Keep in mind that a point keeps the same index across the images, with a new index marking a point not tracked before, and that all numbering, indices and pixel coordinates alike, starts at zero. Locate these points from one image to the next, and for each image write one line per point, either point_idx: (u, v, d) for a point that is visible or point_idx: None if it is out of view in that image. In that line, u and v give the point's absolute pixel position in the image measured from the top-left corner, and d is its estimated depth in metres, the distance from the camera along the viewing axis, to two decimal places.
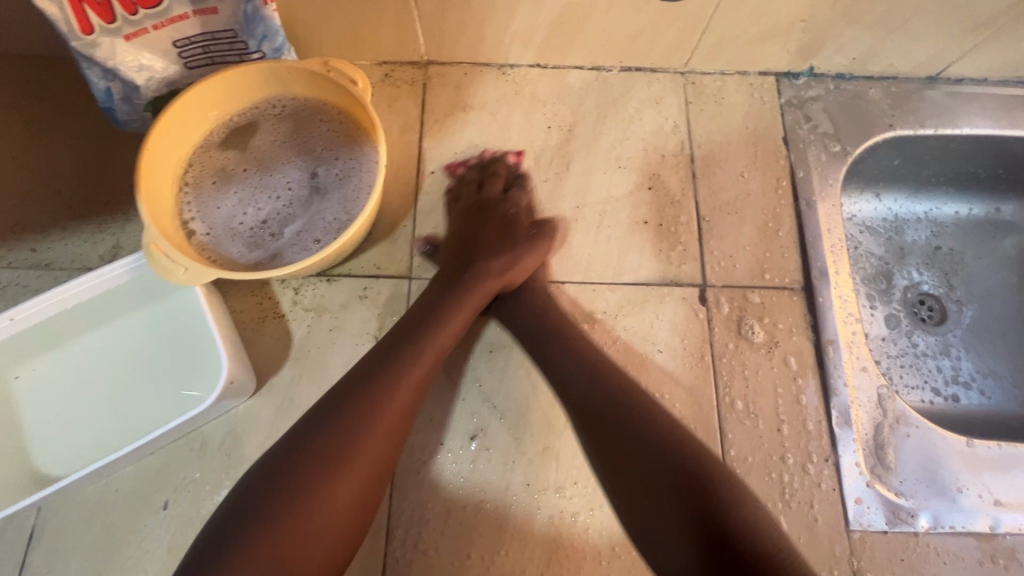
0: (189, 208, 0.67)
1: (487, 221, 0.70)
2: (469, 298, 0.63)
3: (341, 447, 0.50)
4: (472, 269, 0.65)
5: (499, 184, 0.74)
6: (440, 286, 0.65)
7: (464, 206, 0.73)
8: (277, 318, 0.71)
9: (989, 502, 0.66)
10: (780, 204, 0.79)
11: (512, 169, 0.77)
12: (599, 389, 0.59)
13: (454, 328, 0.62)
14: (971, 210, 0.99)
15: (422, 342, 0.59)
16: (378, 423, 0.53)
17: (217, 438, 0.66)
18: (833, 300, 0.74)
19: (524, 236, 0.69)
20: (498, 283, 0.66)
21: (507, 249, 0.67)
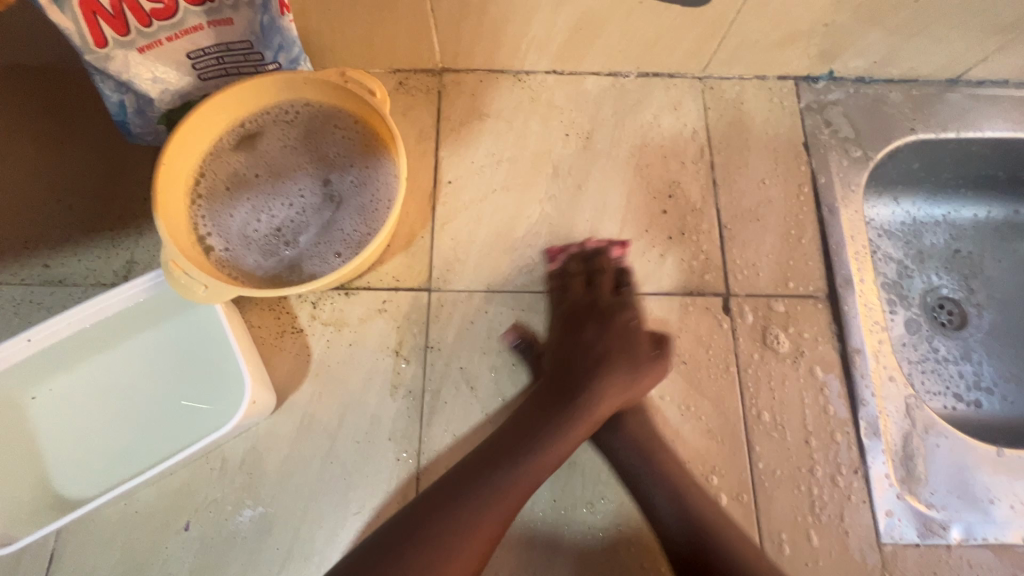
0: (204, 221, 0.66)
1: (588, 329, 0.65)
2: (580, 425, 0.59)
3: (448, 553, 0.50)
4: (573, 401, 0.60)
5: (608, 282, 0.69)
6: (532, 406, 0.60)
7: (570, 305, 0.68)
8: (295, 332, 0.70)
9: (1021, 513, 0.65)
10: (802, 211, 0.78)
11: (616, 264, 0.72)
12: (680, 492, 0.60)
13: (568, 445, 0.58)
14: (990, 213, 0.98)
15: (526, 461, 0.56)
16: (476, 537, 0.51)
17: (238, 457, 0.65)
18: (859, 308, 0.73)
19: (642, 354, 0.64)
20: (617, 401, 0.61)
21: (607, 367, 0.62)
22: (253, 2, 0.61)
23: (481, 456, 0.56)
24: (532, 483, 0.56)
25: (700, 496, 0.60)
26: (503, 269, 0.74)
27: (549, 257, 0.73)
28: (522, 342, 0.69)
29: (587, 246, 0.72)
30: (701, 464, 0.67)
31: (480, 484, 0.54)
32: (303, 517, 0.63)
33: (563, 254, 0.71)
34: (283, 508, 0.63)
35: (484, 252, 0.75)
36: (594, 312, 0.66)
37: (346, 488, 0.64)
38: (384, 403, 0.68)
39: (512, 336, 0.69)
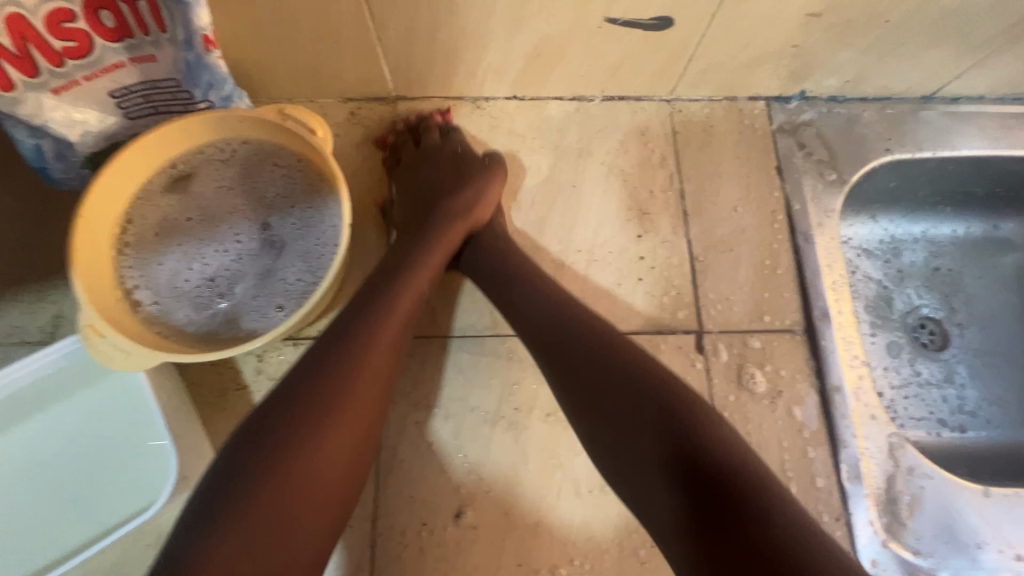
0: (130, 273, 0.61)
1: (439, 160, 0.70)
2: (434, 252, 0.60)
3: (313, 422, 0.45)
4: (439, 210, 0.64)
5: (434, 134, 0.73)
6: (407, 234, 0.64)
7: (410, 160, 0.72)
8: (239, 390, 0.65)
9: (1010, 557, 0.62)
10: (777, 239, 0.75)
11: (445, 124, 0.75)
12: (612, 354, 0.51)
13: (427, 271, 0.58)
14: (969, 230, 0.95)
15: (383, 328, 0.52)
16: (337, 410, 0.46)
17: (176, 531, 0.60)
18: (838, 342, 0.70)
19: (481, 169, 0.69)
20: (466, 228, 0.64)
21: (467, 179, 0.68)
22: (176, 39, 0.56)
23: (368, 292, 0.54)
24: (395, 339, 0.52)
25: (615, 347, 0.52)
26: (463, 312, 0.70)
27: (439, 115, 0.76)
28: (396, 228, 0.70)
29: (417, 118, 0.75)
30: None
31: (350, 349, 0.49)
32: None
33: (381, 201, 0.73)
34: None
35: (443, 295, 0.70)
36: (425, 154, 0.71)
37: None
38: None
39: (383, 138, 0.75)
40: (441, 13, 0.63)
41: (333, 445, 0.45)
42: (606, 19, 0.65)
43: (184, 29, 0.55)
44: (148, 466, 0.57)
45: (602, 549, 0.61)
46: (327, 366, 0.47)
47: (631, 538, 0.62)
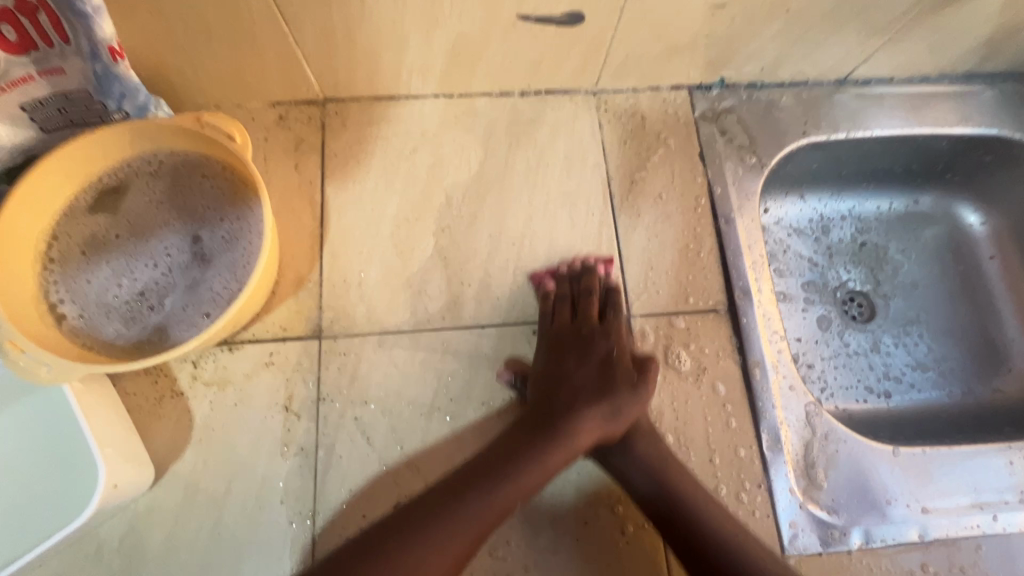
0: (57, 290, 0.60)
1: (589, 364, 0.65)
2: (561, 452, 0.60)
3: (424, 543, 0.54)
4: (569, 422, 0.61)
5: (595, 305, 0.69)
6: (529, 432, 0.61)
7: (563, 336, 0.67)
8: (175, 397, 0.66)
9: (917, 511, 0.67)
10: (699, 224, 0.78)
11: (608, 279, 0.72)
12: (663, 489, 0.62)
13: (545, 471, 0.59)
14: (892, 205, 1.00)
15: (517, 477, 0.58)
16: (446, 546, 0.54)
17: (115, 538, 0.61)
18: (758, 318, 0.73)
19: (624, 388, 0.64)
20: (595, 437, 0.62)
21: (608, 399, 0.63)
22: (81, 51, 0.55)
23: (508, 440, 0.61)
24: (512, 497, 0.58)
25: (709, 525, 0.60)
26: (396, 308, 0.71)
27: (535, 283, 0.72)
28: (517, 380, 0.68)
29: (581, 264, 0.73)
30: (608, 494, 0.65)
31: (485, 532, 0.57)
32: None
33: (511, 373, 0.68)
34: None
35: (377, 293, 0.71)
36: (577, 342, 0.66)
37: (237, 559, 0.61)
38: (274, 463, 0.64)
39: (509, 373, 0.68)
40: (354, 14, 0.64)
41: (452, 554, 0.55)
42: (517, 16, 0.67)
43: (87, 41, 0.54)
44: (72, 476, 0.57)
45: (535, 527, 0.64)
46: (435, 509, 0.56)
47: (565, 516, 0.64)
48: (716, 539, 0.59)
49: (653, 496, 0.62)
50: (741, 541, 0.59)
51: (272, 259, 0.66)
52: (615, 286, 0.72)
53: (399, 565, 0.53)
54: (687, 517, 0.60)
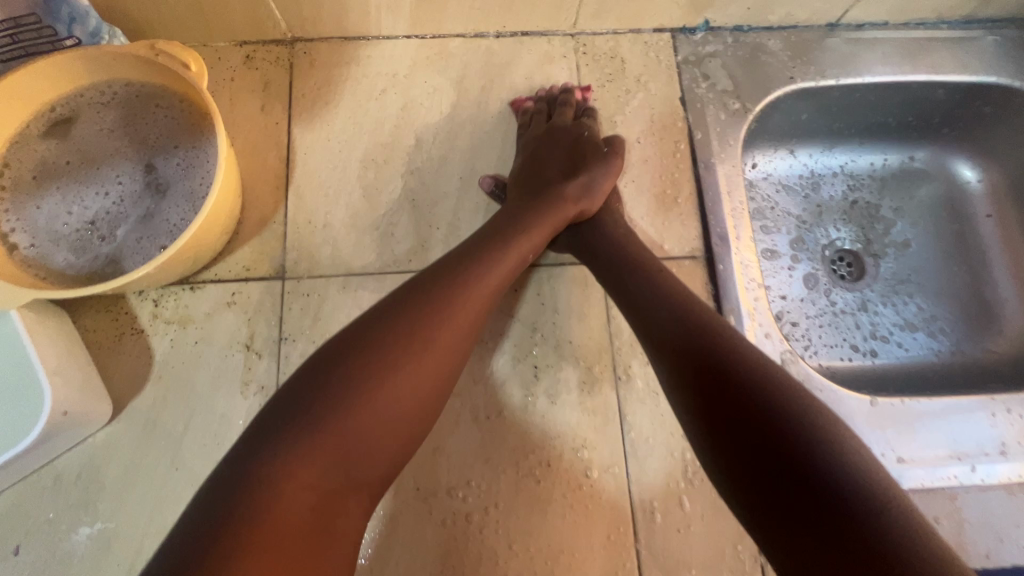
0: (6, 217, 0.59)
1: (563, 146, 0.69)
2: (547, 222, 0.62)
3: (366, 390, 0.45)
4: (553, 192, 0.65)
5: (570, 112, 0.73)
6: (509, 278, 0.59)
7: (538, 132, 0.71)
8: (134, 336, 0.65)
9: (892, 461, 0.65)
10: (678, 169, 0.75)
11: (582, 103, 0.75)
12: (725, 375, 0.46)
13: (523, 251, 0.59)
14: (886, 161, 0.97)
15: (491, 261, 0.56)
16: (396, 380, 0.46)
17: (72, 472, 0.60)
18: (734, 266, 0.71)
19: (594, 152, 0.69)
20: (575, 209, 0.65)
21: (583, 172, 0.67)
22: None
23: (416, 291, 0.52)
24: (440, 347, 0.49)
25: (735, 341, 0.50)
26: (362, 250, 0.70)
27: (517, 106, 0.75)
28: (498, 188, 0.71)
29: (558, 91, 0.75)
30: (573, 438, 0.64)
31: (465, 288, 0.52)
32: (147, 527, 0.59)
33: (492, 180, 0.71)
34: (123, 522, 0.59)
35: (342, 235, 0.70)
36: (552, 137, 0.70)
37: (195, 494, 0.60)
38: (234, 401, 0.63)
39: (490, 180, 0.72)
40: None
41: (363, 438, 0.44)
42: None
43: None
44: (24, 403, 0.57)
45: (497, 469, 0.63)
46: (338, 386, 0.45)
47: (527, 458, 0.63)
48: (763, 381, 0.45)
49: (680, 348, 0.51)
50: (784, 379, 0.45)
51: (231, 191, 0.65)
52: (592, 109, 0.75)
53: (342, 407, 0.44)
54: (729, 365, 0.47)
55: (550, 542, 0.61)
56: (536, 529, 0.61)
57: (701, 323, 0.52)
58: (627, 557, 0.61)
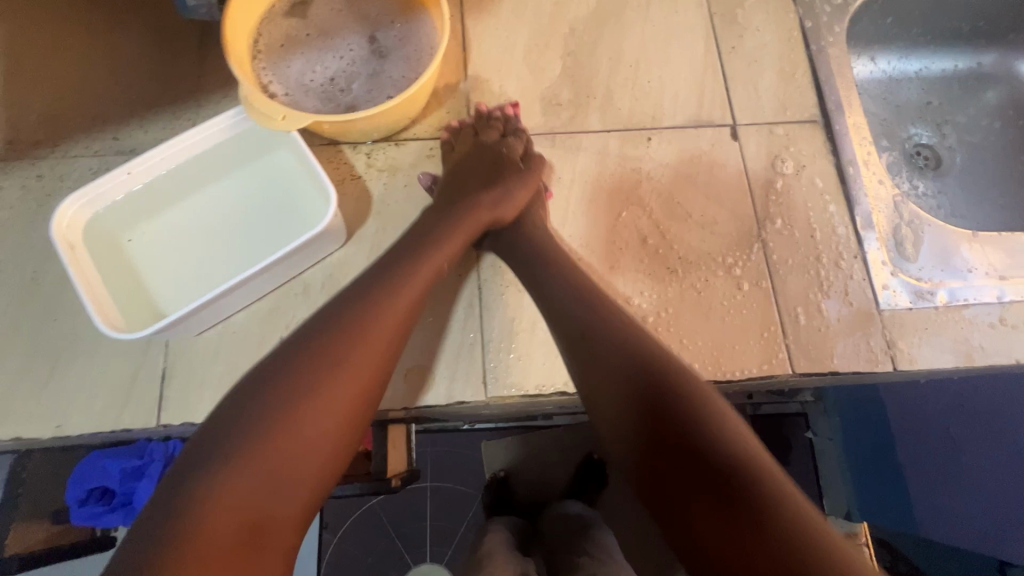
0: (266, 75, 0.73)
1: (483, 159, 0.74)
2: (467, 219, 0.69)
3: (290, 421, 0.49)
4: (468, 202, 0.71)
5: (496, 133, 0.76)
6: (431, 218, 0.69)
7: (463, 154, 0.76)
8: (355, 180, 0.77)
9: (995, 278, 0.76)
10: (794, 52, 0.87)
11: (511, 120, 0.78)
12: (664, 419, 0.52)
13: (449, 249, 0.66)
14: (956, 66, 1.09)
15: (389, 291, 0.59)
16: (345, 375, 0.52)
17: (318, 282, 0.73)
18: (849, 127, 0.83)
19: (511, 169, 0.74)
20: (489, 214, 0.71)
21: (500, 185, 0.73)
22: None
23: (345, 302, 0.57)
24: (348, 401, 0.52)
25: (676, 374, 0.54)
26: (534, 115, 0.82)
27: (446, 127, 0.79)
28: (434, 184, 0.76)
29: (488, 110, 0.78)
30: (724, 260, 0.76)
31: (383, 302, 0.58)
32: None
33: (430, 178, 0.76)
34: None
35: (516, 103, 0.83)
36: (475, 150, 0.75)
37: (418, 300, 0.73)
38: None
39: (428, 177, 0.76)
40: None
41: (309, 445, 0.49)
42: None
43: None
44: (300, 211, 0.70)
45: (664, 282, 0.75)
46: (277, 414, 0.49)
47: (687, 276, 0.75)
48: (721, 443, 0.49)
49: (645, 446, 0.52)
50: (725, 428, 0.50)
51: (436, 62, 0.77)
52: (523, 128, 0.78)
53: (285, 416, 0.49)
54: (687, 423, 0.50)
55: (712, 339, 0.73)
56: (699, 330, 0.73)
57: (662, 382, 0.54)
58: (780, 350, 0.73)
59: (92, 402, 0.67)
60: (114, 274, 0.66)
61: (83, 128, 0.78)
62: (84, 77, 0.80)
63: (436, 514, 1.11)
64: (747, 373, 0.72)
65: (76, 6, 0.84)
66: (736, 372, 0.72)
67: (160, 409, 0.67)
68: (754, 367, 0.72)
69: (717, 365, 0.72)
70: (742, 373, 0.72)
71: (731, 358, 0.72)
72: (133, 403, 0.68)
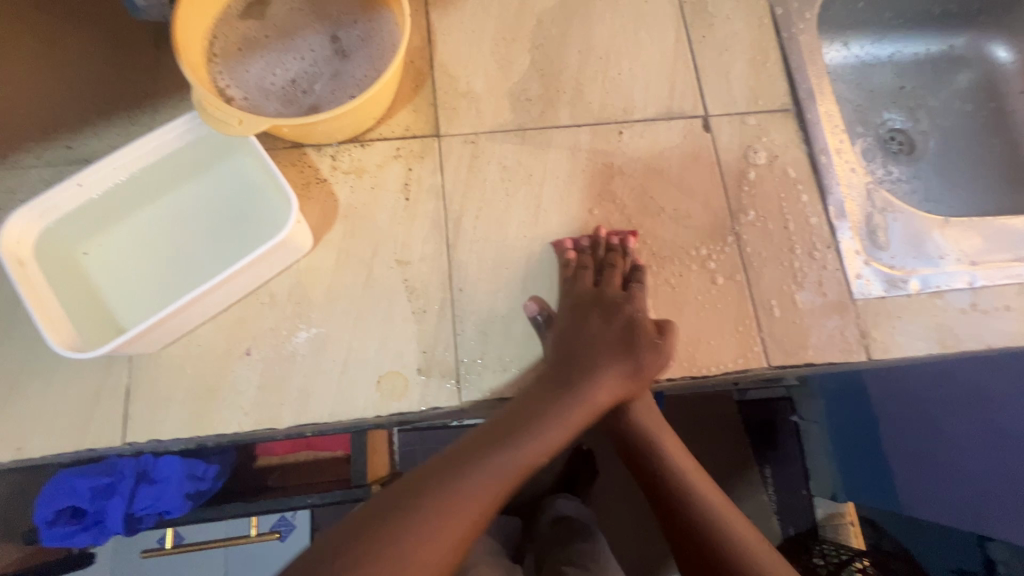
0: (222, 78, 0.70)
1: (617, 319, 0.68)
2: (571, 414, 0.62)
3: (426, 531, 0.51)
4: (588, 376, 0.65)
5: (617, 277, 0.71)
6: (546, 390, 0.64)
7: (580, 299, 0.70)
8: (320, 183, 0.75)
9: (966, 264, 0.77)
10: (765, 39, 0.86)
11: (627, 261, 0.73)
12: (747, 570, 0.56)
13: (554, 435, 0.61)
14: (928, 50, 1.09)
15: (546, 418, 0.61)
16: (484, 475, 0.56)
17: (285, 290, 0.71)
18: (821, 115, 0.82)
19: (644, 340, 0.66)
20: (608, 395, 0.65)
21: (630, 354, 0.66)
22: None
23: (507, 416, 0.62)
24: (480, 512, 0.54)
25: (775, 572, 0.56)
26: (502, 111, 0.80)
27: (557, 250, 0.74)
28: (544, 316, 0.70)
29: (605, 238, 0.74)
30: (699, 254, 0.76)
31: (541, 411, 0.62)
32: (353, 332, 0.70)
33: (537, 307, 0.70)
34: (334, 328, 0.70)
35: (484, 98, 0.81)
36: (600, 305, 0.70)
37: (388, 305, 0.71)
38: (411, 233, 0.74)
39: (535, 306, 0.70)
40: None
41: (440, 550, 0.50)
42: None
43: None
44: (262, 220, 0.68)
45: (638, 279, 0.74)
46: (413, 520, 0.51)
47: (661, 272, 0.75)
48: None
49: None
50: None
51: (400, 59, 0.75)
52: (639, 264, 0.72)
53: (422, 531, 0.51)
54: None
55: (687, 334, 0.73)
56: (674, 325, 0.73)
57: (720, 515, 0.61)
58: (755, 343, 0.72)
59: (54, 423, 0.65)
60: (69, 289, 0.64)
61: (31, 137, 0.75)
62: (30, 83, 0.77)
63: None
64: (722, 368, 0.72)
65: (19, 8, 0.80)
66: (711, 367, 0.72)
67: (124, 428, 0.66)
68: (729, 362, 0.72)
69: (692, 361, 0.72)
70: (717, 367, 0.72)
71: (706, 353, 0.72)
72: (97, 422, 0.66)
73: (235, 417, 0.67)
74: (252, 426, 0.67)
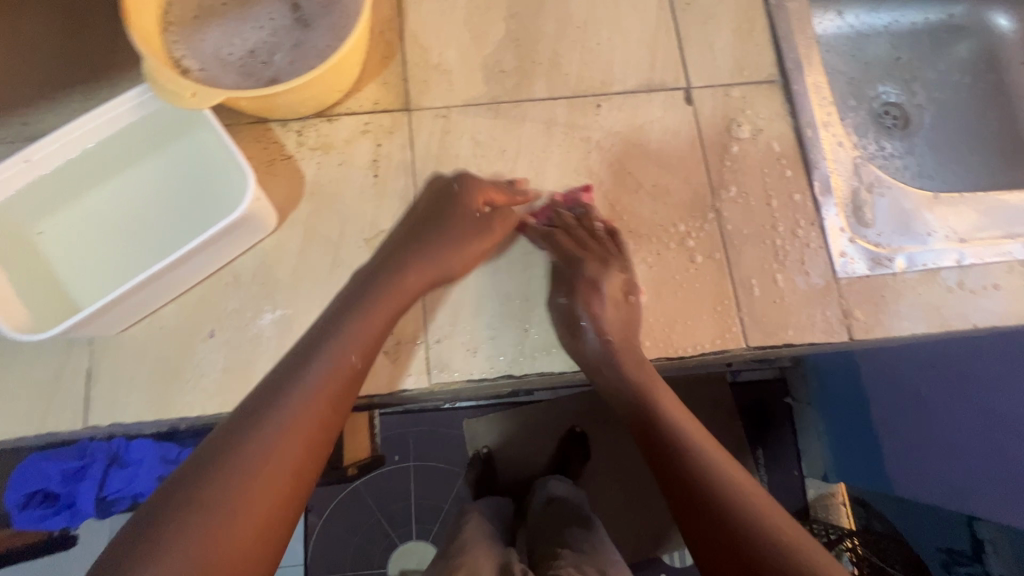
0: (178, 49, 0.67)
1: (424, 214, 0.67)
2: (392, 298, 0.62)
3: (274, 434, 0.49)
4: (404, 264, 0.64)
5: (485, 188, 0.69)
6: (367, 283, 0.62)
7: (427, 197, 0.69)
8: (285, 160, 0.73)
9: (955, 242, 0.74)
10: (752, 6, 0.82)
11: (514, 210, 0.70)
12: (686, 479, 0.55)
13: (382, 315, 0.61)
14: (925, 19, 1.05)
15: (385, 301, 0.61)
16: (331, 360, 0.55)
17: (249, 271, 0.69)
18: (808, 86, 0.79)
19: (448, 223, 0.67)
20: (425, 279, 0.65)
21: (427, 246, 0.66)
22: None
23: (355, 294, 0.61)
24: (330, 396, 0.54)
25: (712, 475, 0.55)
26: (475, 83, 0.77)
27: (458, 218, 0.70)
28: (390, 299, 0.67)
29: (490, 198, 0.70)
30: (677, 231, 0.73)
31: (371, 305, 0.60)
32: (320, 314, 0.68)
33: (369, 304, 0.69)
34: (300, 310, 0.68)
35: (456, 70, 0.77)
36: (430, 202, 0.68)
37: None
38: (380, 211, 0.72)
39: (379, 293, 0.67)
40: None
41: (291, 453, 0.49)
42: None
43: None
44: (223, 198, 0.65)
45: (614, 258, 0.72)
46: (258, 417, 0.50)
47: (637, 251, 0.72)
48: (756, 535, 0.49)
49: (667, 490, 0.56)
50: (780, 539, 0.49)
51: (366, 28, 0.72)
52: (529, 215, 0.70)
53: (276, 429, 0.49)
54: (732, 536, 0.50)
55: (663, 315, 0.71)
56: (649, 304, 0.71)
57: (649, 446, 0.59)
58: (733, 323, 0.70)
59: (14, 406, 0.64)
60: (23, 271, 0.62)
61: None
62: None
63: (423, 494, 1.08)
64: (699, 348, 0.70)
65: None
66: (687, 348, 0.70)
67: (85, 411, 0.64)
68: (706, 343, 0.70)
69: (668, 341, 0.70)
70: (693, 349, 0.70)
71: (683, 334, 0.70)
72: (57, 405, 0.64)
73: (199, 400, 0.65)
74: (216, 409, 0.65)
